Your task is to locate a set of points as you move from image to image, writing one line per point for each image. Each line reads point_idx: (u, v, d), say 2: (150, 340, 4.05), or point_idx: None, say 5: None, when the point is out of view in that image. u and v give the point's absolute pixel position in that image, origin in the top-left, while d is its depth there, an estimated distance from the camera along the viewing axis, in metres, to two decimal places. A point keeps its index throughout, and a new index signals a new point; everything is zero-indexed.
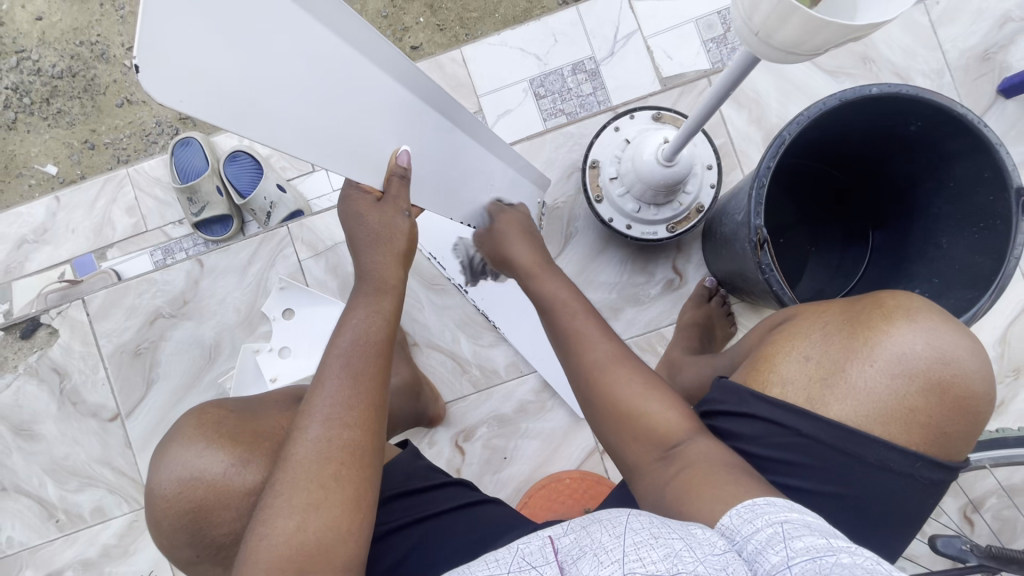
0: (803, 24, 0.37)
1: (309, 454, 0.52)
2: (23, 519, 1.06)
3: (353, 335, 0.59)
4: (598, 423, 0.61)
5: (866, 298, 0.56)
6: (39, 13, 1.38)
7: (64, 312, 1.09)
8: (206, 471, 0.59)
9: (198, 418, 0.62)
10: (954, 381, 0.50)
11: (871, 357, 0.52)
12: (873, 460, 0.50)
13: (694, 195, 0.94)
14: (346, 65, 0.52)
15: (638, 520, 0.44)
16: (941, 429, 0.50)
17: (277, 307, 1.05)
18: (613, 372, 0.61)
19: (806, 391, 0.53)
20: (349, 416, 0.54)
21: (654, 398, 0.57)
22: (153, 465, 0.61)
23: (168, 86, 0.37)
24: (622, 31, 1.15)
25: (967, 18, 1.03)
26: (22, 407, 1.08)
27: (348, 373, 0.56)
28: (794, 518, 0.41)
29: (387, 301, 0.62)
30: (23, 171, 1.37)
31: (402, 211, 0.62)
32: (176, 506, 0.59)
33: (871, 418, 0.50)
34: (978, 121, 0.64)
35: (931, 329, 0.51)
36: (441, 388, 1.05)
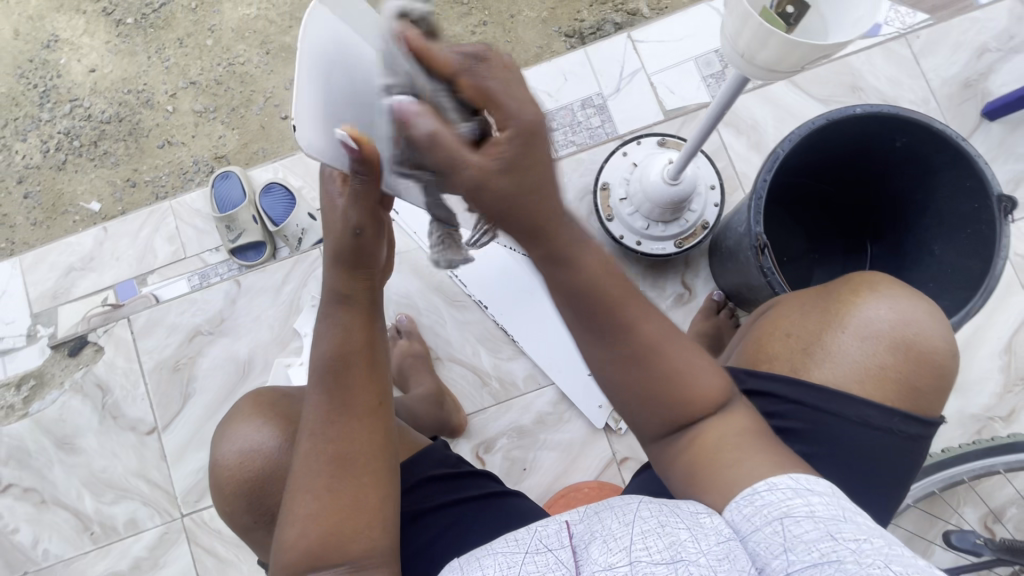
0: (780, 45, 0.45)
1: (304, 468, 0.52)
2: (59, 532, 1.10)
3: (317, 349, 0.56)
4: (631, 406, 0.49)
5: (839, 279, 0.67)
6: (92, 66, 1.53)
7: (109, 331, 1.16)
8: (261, 446, 0.64)
9: (254, 400, 0.68)
10: (915, 340, 0.60)
11: (842, 326, 0.62)
12: (855, 417, 0.60)
13: (699, 213, 1.00)
14: None
15: (645, 507, 0.47)
16: (913, 384, 0.60)
17: (309, 323, 1.13)
18: (658, 356, 0.48)
19: (790, 362, 0.64)
20: (332, 428, 0.53)
21: (699, 374, 0.49)
22: (218, 439, 0.67)
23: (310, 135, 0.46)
24: (627, 69, 1.25)
25: (947, 51, 1.12)
26: (65, 421, 1.14)
27: (323, 390, 0.54)
28: (798, 507, 0.43)
29: (351, 312, 0.56)
30: (69, 208, 1.49)
31: (351, 229, 0.53)
32: (237, 476, 0.64)
33: (849, 379, 0.61)
34: (955, 136, 0.71)
35: (893, 298, 0.62)
36: (463, 401, 1.09)
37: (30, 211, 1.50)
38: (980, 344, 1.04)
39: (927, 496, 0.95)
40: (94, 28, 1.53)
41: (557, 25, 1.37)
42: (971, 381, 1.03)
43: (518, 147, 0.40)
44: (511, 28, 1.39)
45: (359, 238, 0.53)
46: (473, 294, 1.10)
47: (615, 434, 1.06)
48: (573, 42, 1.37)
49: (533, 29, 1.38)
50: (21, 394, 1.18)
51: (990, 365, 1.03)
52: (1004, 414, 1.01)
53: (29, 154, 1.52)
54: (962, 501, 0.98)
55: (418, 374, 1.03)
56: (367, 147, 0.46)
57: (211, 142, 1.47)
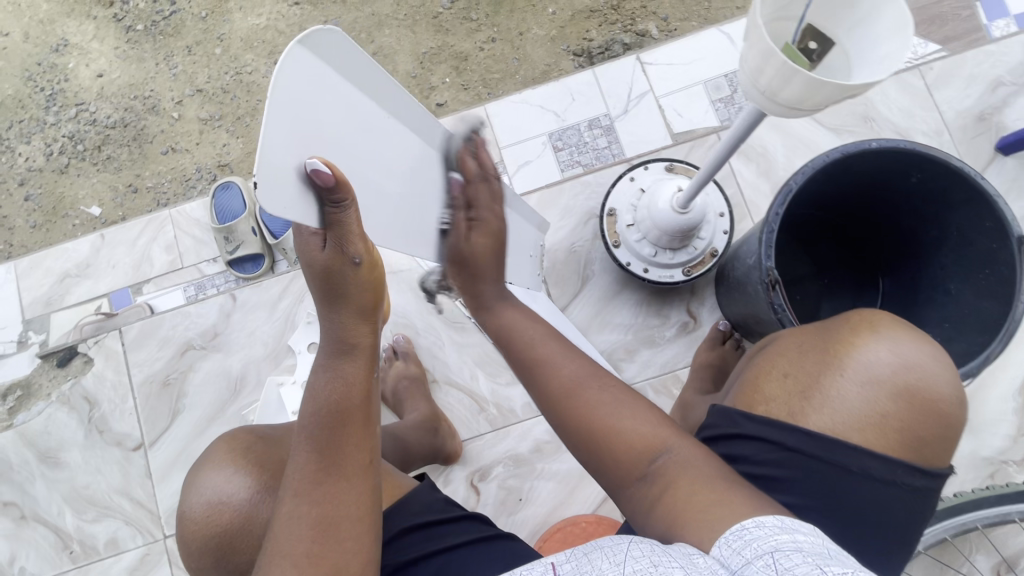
0: (805, 83, 0.43)
1: (284, 529, 0.49)
2: (37, 548, 1.07)
3: (308, 405, 0.53)
4: (576, 446, 0.58)
5: (838, 318, 0.65)
6: (99, 71, 1.52)
7: (100, 342, 1.14)
8: (231, 498, 0.60)
9: (228, 443, 0.65)
10: (919, 385, 0.58)
11: (841, 368, 0.60)
12: (857, 468, 0.57)
13: (708, 240, 0.98)
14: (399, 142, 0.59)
15: (637, 547, 0.44)
16: (916, 433, 0.57)
17: (303, 340, 1.09)
18: (581, 394, 0.58)
19: (787, 405, 0.61)
20: (317, 490, 0.50)
21: (622, 411, 0.57)
22: (187, 488, 0.64)
23: (276, 195, 0.42)
24: (635, 91, 1.24)
25: (961, 82, 1.10)
26: (50, 434, 1.11)
27: (313, 446, 0.51)
28: (786, 542, 0.41)
29: (355, 363, 0.55)
30: (69, 212, 1.47)
31: (351, 258, 0.51)
32: (205, 530, 0.61)
33: (849, 426, 0.58)
34: (975, 175, 0.69)
35: (893, 339, 0.60)
36: (459, 427, 1.05)
37: (29, 213, 1.48)
38: (993, 384, 1.01)
39: (938, 542, 0.91)
40: (104, 33, 1.53)
41: (566, 44, 1.37)
42: (984, 422, 0.99)
43: (483, 235, 0.68)
44: (520, 45, 1.38)
45: (358, 269, 0.52)
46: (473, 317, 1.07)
47: None
48: (581, 61, 1.35)
49: (542, 47, 1.37)
50: (7, 405, 1.15)
51: (1003, 407, 1.00)
52: (1019, 458, 0.98)
53: (32, 156, 1.50)
54: (974, 548, 0.94)
55: (413, 399, 1.00)
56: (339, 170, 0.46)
57: (215, 151, 1.46)
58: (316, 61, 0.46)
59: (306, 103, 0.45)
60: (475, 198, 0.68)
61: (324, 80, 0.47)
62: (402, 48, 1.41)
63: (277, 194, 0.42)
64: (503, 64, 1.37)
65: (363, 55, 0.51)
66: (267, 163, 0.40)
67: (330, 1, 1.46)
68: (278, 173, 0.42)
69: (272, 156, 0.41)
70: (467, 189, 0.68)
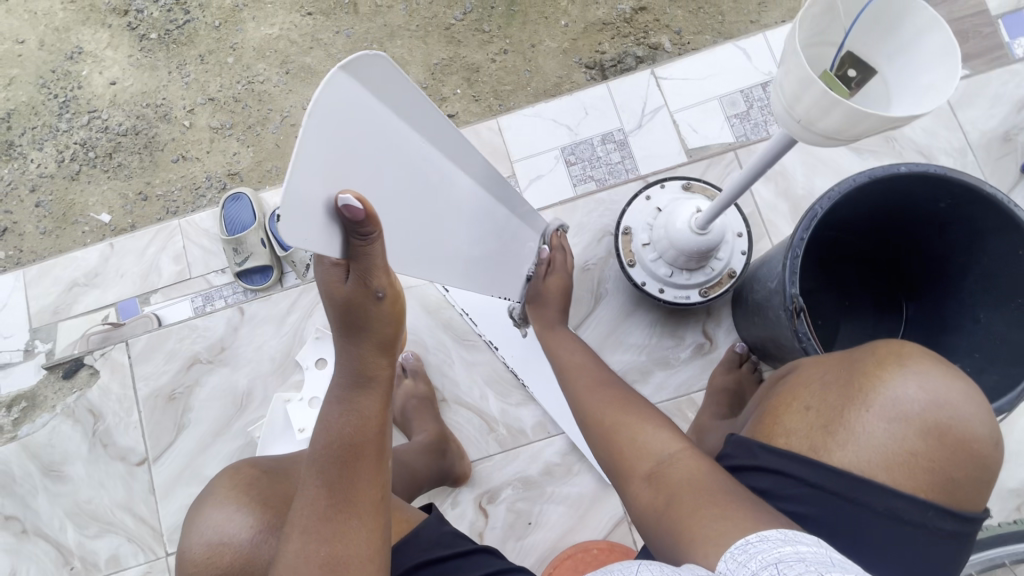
0: (845, 115, 0.41)
1: (290, 568, 0.47)
2: (38, 563, 1.05)
3: (322, 435, 0.52)
4: (597, 450, 0.69)
5: (865, 348, 0.62)
6: (112, 79, 1.53)
7: (107, 354, 1.13)
8: (232, 538, 0.58)
9: (231, 479, 0.63)
10: (951, 424, 0.55)
11: (867, 403, 0.57)
12: (884, 509, 0.54)
13: (726, 261, 0.96)
14: (428, 166, 0.56)
15: (642, 566, 0.44)
16: (946, 474, 0.55)
17: (311, 356, 1.08)
18: (601, 404, 0.71)
19: (809, 440, 0.59)
20: (326, 528, 0.48)
21: (628, 417, 0.67)
22: (186, 530, 0.61)
23: (299, 227, 0.39)
24: (650, 105, 1.22)
25: (985, 102, 1.08)
26: (54, 446, 1.09)
27: (323, 479, 0.50)
28: (788, 552, 0.40)
29: (371, 398, 0.54)
30: (79, 219, 1.47)
31: (374, 292, 0.50)
32: (205, 572, 0.58)
33: (876, 464, 0.55)
34: (1008, 202, 0.67)
35: (923, 374, 0.57)
36: (468, 447, 1.03)
37: (39, 220, 1.48)
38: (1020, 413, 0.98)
39: None
40: (117, 41, 1.53)
41: (579, 56, 1.35)
42: (1010, 453, 0.96)
43: (558, 284, 0.92)
44: (532, 57, 1.37)
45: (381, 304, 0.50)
46: (484, 334, 1.06)
47: None
48: (594, 74, 1.34)
49: (555, 59, 1.36)
50: (12, 416, 1.13)
51: None
52: None
53: (43, 163, 1.50)
54: None
55: (421, 419, 0.98)
56: (369, 204, 0.44)
57: (225, 159, 1.46)
58: (354, 85, 0.43)
59: (338, 129, 0.42)
60: (553, 259, 0.92)
61: (359, 104, 0.45)
62: (414, 58, 1.41)
63: (300, 226, 0.40)
64: (515, 75, 1.36)
65: (406, 78, 0.48)
66: (294, 195, 0.38)
67: (343, 12, 1.46)
68: (304, 206, 0.40)
69: (300, 186, 0.39)
70: (551, 254, 0.93)
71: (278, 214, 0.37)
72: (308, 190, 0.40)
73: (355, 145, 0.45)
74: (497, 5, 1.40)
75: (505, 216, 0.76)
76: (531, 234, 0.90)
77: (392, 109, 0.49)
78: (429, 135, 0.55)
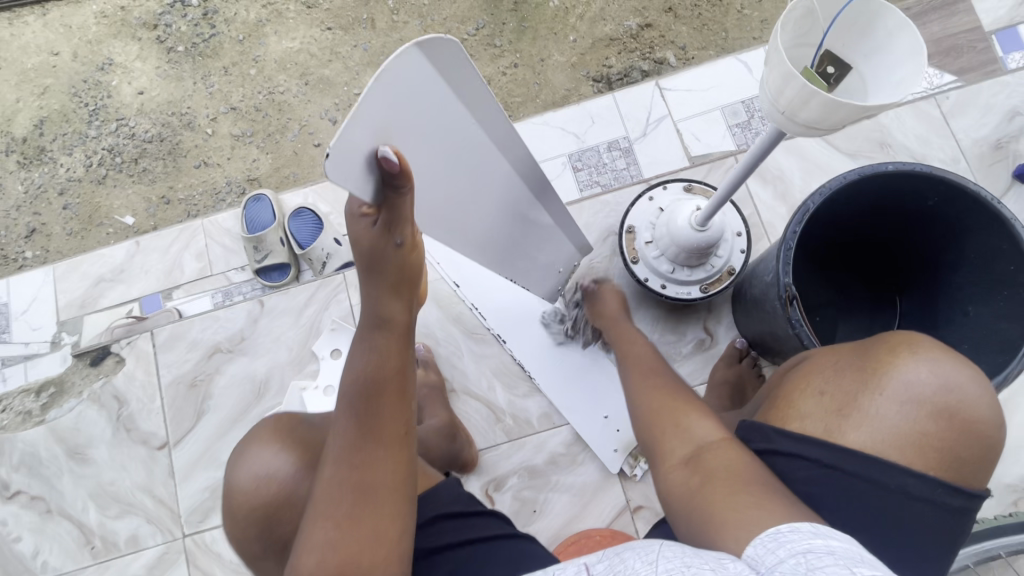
0: (823, 105, 0.46)
1: (326, 493, 0.51)
2: (60, 543, 1.09)
3: (348, 372, 0.56)
4: (636, 422, 0.68)
5: (876, 337, 0.64)
6: (141, 88, 1.61)
7: (133, 343, 1.18)
8: (276, 472, 0.63)
9: (272, 425, 0.67)
10: (959, 406, 0.58)
11: (880, 387, 0.60)
12: (899, 487, 0.56)
13: (726, 258, 1.00)
14: (469, 143, 0.62)
15: (668, 548, 0.46)
16: (955, 453, 0.57)
17: (326, 347, 1.13)
18: (650, 382, 0.71)
19: (825, 422, 0.60)
20: (357, 455, 0.52)
21: (675, 398, 0.66)
22: (232, 466, 0.66)
23: (341, 168, 0.44)
24: (654, 115, 1.28)
25: (977, 112, 1.12)
26: (80, 430, 1.14)
27: (351, 418, 0.54)
28: (818, 545, 0.42)
29: (391, 336, 0.57)
30: (104, 221, 1.55)
31: (395, 240, 0.53)
32: (250, 502, 0.63)
33: (890, 445, 0.57)
34: (991, 198, 0.71)
35: (934, 360, 0.59)
36: (475, 436, 1.07)
37: (66, 221, 1.55)
38: (1014, 411, 1.00)
39: (961, 570, 0.89)
40: (147, 53, 1.62)
41: (586, 70, 1.42)
42: (1008, 448, 0.98)
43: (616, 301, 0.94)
44: (541, 71, 1.43)
45: (400, 250, 0.54)
46: (492, 327, 1.10)
47: (630, 481, 1.03)
48: (601, 86, 1.40)
49: (563, 73, 1.43)
50: (40, 401, 1.19)
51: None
52: None
53: (73, 167, 1.59)
54: None
55: (432, 406, 1.01)
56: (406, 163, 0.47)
57: (245, 165, 1.53)
58: (423, 60, 0.49)
59: (395, 94, 0.48)
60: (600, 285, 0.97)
61: (422, 77, 0.50)
62: None
63: (345, 168, 0.44)
64: (525, 88, 1.43)
65: (471, 65, 0.54)
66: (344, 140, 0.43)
67: (361, 27, 1.55)
68: (351, 151, 0.44)
69: (351, 132, 0.43)
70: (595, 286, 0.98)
71: (327, 153, 0.42)
72: (358, 138, 0.45)
73: (408, 112, 0.50)
74: (508, 21, 1.47)
75: (539, 216, 0.81)
76: (569, 249, 0.92)
77: (451, 87, 0.54)
78: (480, 118, 0.61)
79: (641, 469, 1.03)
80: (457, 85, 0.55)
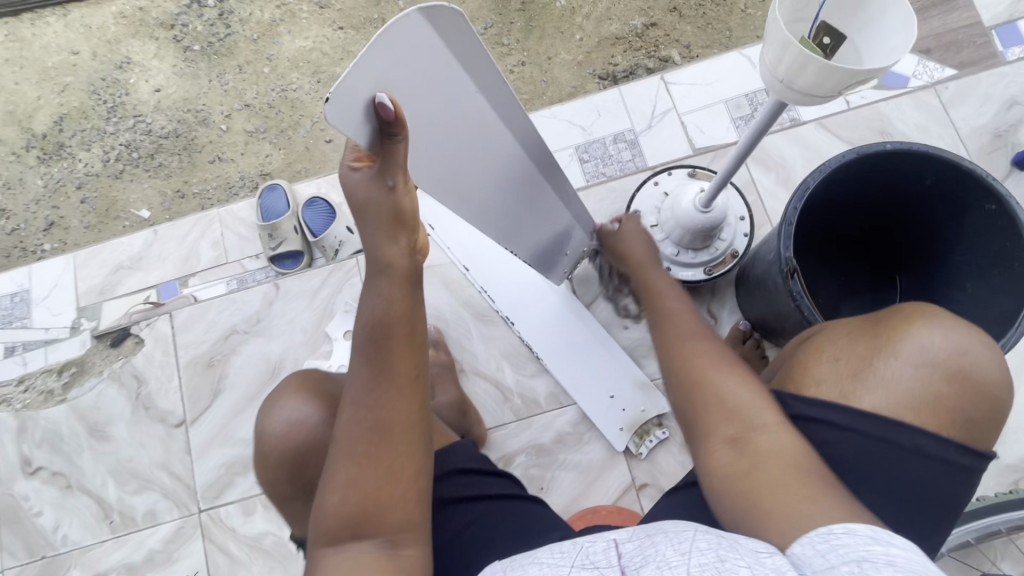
0: (818, 70, 0.49)
1: (345, 434, 0.54)
2: (80, 518, 1.12)
3: (360, 317, 0.58)
4: (669, 384, 0.61)
5: (890, 307, 0.64)
6: (158, 86, 1.66)
7: (153, 325, 1.22)
8: (307, 418, 0.67)
9: (301, 378, 0.72)
10: (972, 370, 0.58)
11: (895, 352, 0.60)
12: (909, 446, 0.57)
13: (729, 242, 1.03)
14: (475, 114, 0.65)
15: (702, 538, 0.46)
16: (964, 415, 0.58)
17: (340, 328, 1.16)
18: (692, 343, 0.61)
19: (840, 387, 0.60)
20: (370, 397, 0.55)
21: (722, 367, 0.58)
22: (265, 412, 0.71)
23: (340, 112, 0.49)
24: (659, 108, 1.31)
25: (976, 102, 1.15)
26: (100, 409, 1.18)
27: (364, 363, 0.56)
28: (876, 553, 0.41)
29: (399, 281, 0.59)
30: (121, 214, 1.59)
31: (386, 182, 0.56)
32: (283, 445, 0.68)
33: (901, 406, 0.58)
34: (986, 175, 0.74)
35: (949, 327, 0.59)
36: (484, 415, 1.09)
37: (84, 215, 1.60)
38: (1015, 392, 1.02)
39: (961, 545, 0.92)
40: (164, 52, 1.67)
41: (592, 68, 1.45)
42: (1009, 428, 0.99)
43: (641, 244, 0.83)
44: (548, 68, 1.47)
45: (392, 193, 0.57)
46: (500, 309, 1.12)
47: (635, 459, 1.05)
48: (607, 84, 1.44)
49: (569, 70, 1.46)
50: (61, 380, 1.22)
51: None
52: None
53: (91, 162, 1.63)
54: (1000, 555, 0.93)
55: (442, 383, 1.03)
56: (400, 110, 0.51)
57: (258, 161, 1.57)
58: (427, 27, 0.53)
59: (398, 53, 0.52)
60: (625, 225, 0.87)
61: (427, 43, 0.55)
62: None
63: (344, 111, 0.49)
64: (532, 85, 1.47)
65: (476, 38, 0.58)
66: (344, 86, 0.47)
67: (372, 27, 1.60)
68: (351, 97, 0.49)
69: (351, 80, 0.48)
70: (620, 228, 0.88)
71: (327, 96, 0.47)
72: (359, 88, 0.50)
73: (410, 72, 0.55)
74: (516, 21, 1.51)
75: (546, 194, 0.84)
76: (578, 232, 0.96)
77: (457, 57, 0.59)
78: (486, 92, 0.65)
79: (646, 448, 1.05)
80: (463, 57, 0.59)
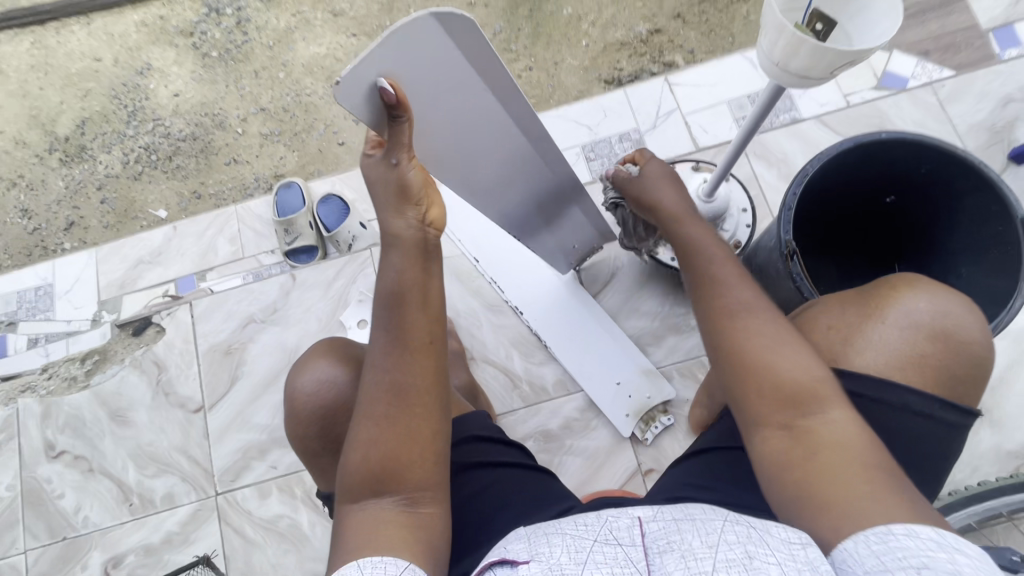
0: (812, 52, 0.52)
1: (367, 395, 0.58)
2: (100, 501, 1.16)
3: (377, 285, 0.61)
4: (719, 365, 0.59)
5: (875, 279, 0.68)
6: (177, 91, 1.72)
7: (173, 314, 1.25)
8: (337, 380, 0.71)
9: (329, 343, 0.76)
10: (955, 330, 0.62)
11: (882, 316, 0.63)
12: (900, 403, 0.61)
13: (732, 233, 1.06)
14: (484, 109, 0.69)
15: (731, 531, 0.49)
16: (950, 372, 0.61)
17: (354, 317, 1.20)
18: (745, 322, 0.58)
19: (833, 351, 0.64)
20: (387, 360, 0.58)
21: (780, 350, 0.56)
22: (296, 372, 0.74)
23: (348, 94, 0.56)
24: (663, 108, 1.35)
25: (972, 99, 1.18)
26: (121, 395, 1.21)
27: (383, 329, 0.60)
28: (940, 561, 0.43)
29: (414, 251, 0.62)
30: (139, 214, 1.64)
31: (391, 159, 0.61)
32: (313, 404, 0.72)
33: (890, 367, 0.62)
34: (978, 161, 0.77)
35: (930, 292, 0.63)
36: (494, 402, 1.12)
37: (104, 215, 1.65)
38: (1014, 380, 1.04)
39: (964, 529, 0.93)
40: (183, 59, 1.74)
41: (598, 72, 1.50)
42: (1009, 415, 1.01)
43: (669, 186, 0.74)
44: (555, 73, 1.52)
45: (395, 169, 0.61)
46: (509, 299, 1.16)
47: (642, 445, 1.08)
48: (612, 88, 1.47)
49: (575, 75, 1.51)
50: (84, 368, 1.27)
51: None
52: None
53: (111, 164, 1.69)
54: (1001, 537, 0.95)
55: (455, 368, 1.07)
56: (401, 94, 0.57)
57: (272, 162, 1.62)
58: (439, 28, 0.57)
59: (409, 50, 0.57)
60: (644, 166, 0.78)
61: (438, 42, 0.58)
62: None
63: (352, 91, 0.56)
64: (539, 89, 1.51)
65: (485, 42, 0.60)
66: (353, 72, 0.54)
67: None
68: (359, 81, 0.55)
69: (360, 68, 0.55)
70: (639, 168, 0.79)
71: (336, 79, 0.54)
72: (367, 77, 0.56)
73: (420, 67, 0.59)
74: (523, 28, 1.57)
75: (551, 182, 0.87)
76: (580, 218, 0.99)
77: (469, 57, 0.62)
78: (497, 90, 0.67)
79: (652, 434, 1.08)
80: (474, 57, 0.62)
